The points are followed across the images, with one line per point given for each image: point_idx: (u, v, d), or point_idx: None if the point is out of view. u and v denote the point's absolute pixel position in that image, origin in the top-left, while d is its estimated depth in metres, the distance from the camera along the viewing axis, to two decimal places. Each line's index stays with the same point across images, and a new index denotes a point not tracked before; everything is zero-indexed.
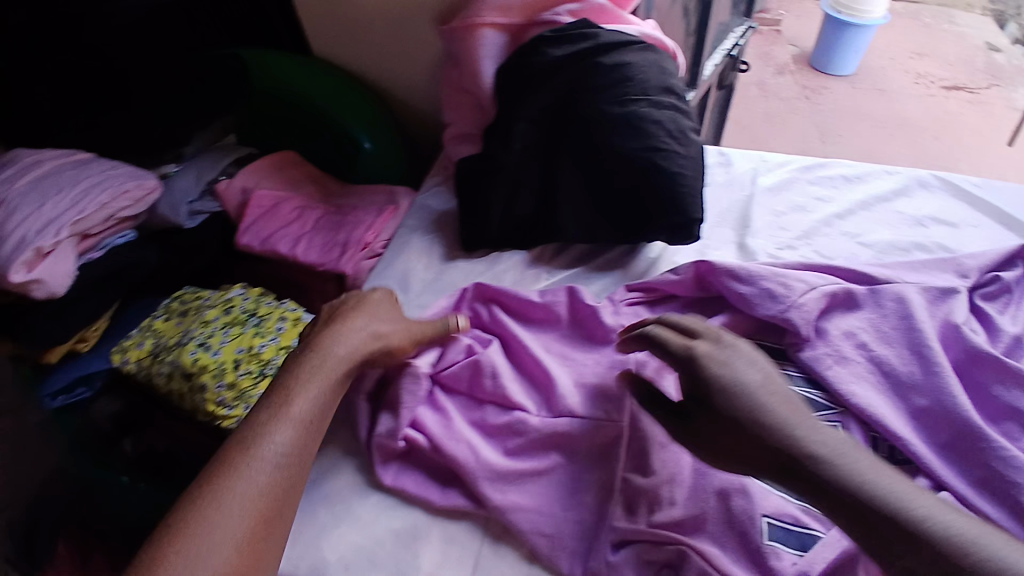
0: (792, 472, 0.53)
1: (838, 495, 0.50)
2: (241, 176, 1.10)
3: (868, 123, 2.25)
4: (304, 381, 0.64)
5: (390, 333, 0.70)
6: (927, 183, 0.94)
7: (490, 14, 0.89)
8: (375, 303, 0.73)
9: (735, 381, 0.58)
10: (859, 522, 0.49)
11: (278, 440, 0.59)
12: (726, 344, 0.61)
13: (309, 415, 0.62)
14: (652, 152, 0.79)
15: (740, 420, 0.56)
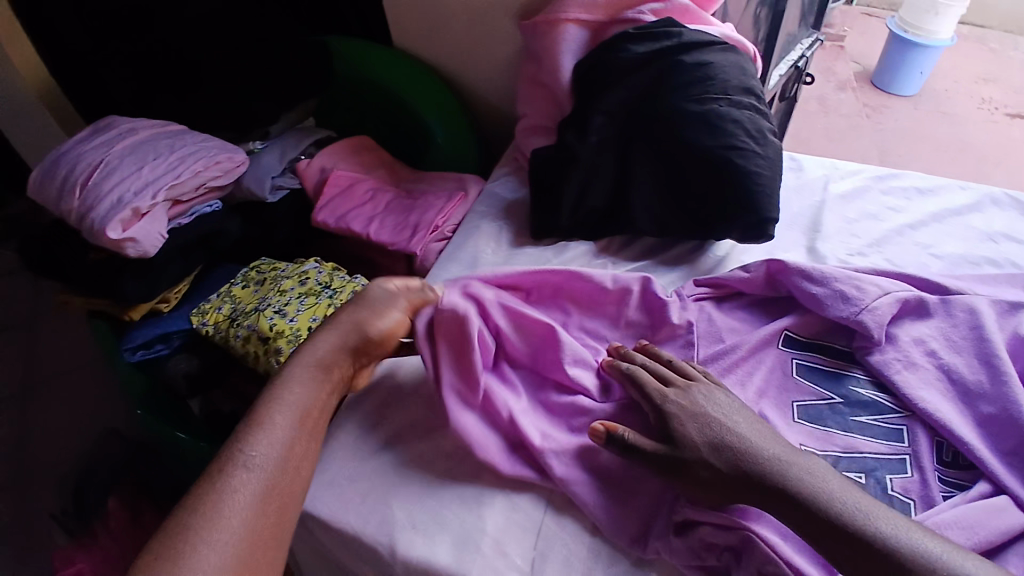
0: (767, 490, 0.56)
1: (810, 518, 0.54)
2: (321, 156, 1.16)
3: (931, 144, 2.18)
4: (287, 394, 0.63)
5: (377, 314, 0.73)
6: (999, 202, 0.92)
7: (575, 10, 0.92)
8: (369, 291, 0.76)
9: (701, 419, 0.62)
10: (838, 539, 0.53)
11: (263, 449, 0.59)
12: (693, 392, 0.65)
13: (293, 425, 0.62)
14: (730, 150, 0.80)
15: (713, 448, 0.59)
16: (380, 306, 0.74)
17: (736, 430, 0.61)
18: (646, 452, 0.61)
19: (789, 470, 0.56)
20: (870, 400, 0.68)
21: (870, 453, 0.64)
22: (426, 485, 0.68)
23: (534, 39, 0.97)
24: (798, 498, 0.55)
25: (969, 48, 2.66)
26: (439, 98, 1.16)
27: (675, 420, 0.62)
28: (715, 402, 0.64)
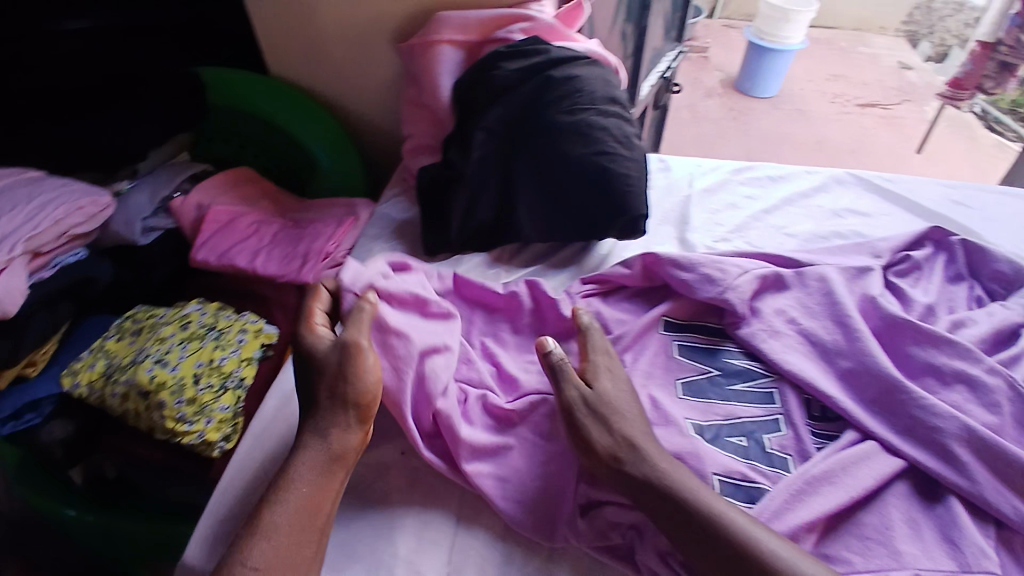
0: (638, 488, 0.59)
1: (669, 514, 0.57)
2: (197, 192, 1.10)
3: (789, 140, 2.42)
4: (297, 472, 0.61)
5: (337, 363, 0.67)
6: (843, 180, 1.04)
7: (448, 32, 0.95)
8: (318, 346, 0.70)
9: (613, 380, 0.68)
10: (689, 542, 0.56)
11: (275, 526, 0.58)
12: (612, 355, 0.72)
13: (297, 511, 0.59)
14: (601, 156, 0.85)
15: (615, 428, 0.63)
16: (337, 354, 0.68)
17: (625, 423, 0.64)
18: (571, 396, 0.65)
19: (664, 471, 0.59)
20: (742, 369, 0.74)
21: (748, 418, 0.70)
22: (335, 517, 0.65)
23: (414, 60, 0.98)
24: (667, 494, 0.58)
25: (815, 53, 3.00)
26: (322, 124, 1.15)
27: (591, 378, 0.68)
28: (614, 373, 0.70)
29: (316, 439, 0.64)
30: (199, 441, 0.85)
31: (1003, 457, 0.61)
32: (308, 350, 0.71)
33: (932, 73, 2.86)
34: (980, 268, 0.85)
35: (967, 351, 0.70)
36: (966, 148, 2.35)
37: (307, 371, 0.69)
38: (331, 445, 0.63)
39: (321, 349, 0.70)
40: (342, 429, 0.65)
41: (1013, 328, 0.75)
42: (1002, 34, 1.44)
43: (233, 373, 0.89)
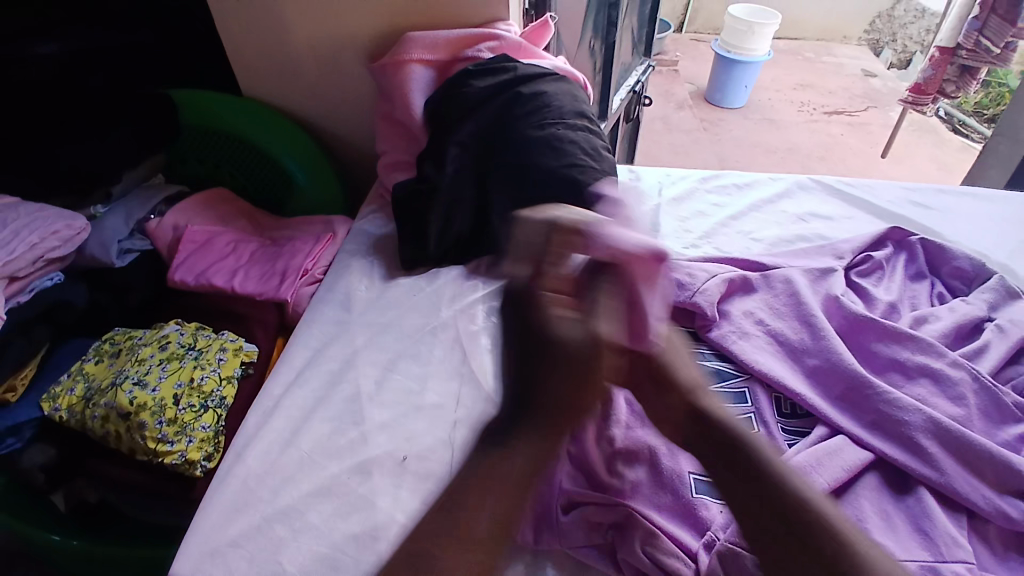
0: (728, 452, 0.52)
1: (740, 482, 0.52)
2: (172, 214, 1.10)
3: (760, 149, 2.48)
4: (475, 480, 0.58)
5: (585, 366, 0.50)
6: (806, 186, 1.08)
7: (418, 51, 0.98)
8: (551, 297, 0.50)
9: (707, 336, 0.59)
10: (753, 511, 0.50)
11: (455, 542, 0.57)
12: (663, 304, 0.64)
13: (489, 524, 0.57)
14: (570, 167, 0.88)
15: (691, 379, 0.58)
16: (581, 347, 0.50)
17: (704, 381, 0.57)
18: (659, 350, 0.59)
19: (733, 416, 0.53)
20: (713, 370, 0.77)
21: None
22: (316, 531, 0.65)
23: (386, 79, 1.01)
24: (748, 459, 0.52)
25: (782, 64, 3.10)
26: (298, 143, 1.17)
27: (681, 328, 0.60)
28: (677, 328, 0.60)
29: (503, 449, 0.57)
30: (180, 461, 0.84)
31: (965, 443, 0.65)
32: (534, 300, 0.50)
33: (896, 79, 2.97)
34: (940, 265, 0.89)
35: (927, 346, 0.73)
36: (930, 151, 2.44)
37: (532, 330, 0.51)
38: (523, 460, 0.55)
39: (565, 324, 0.50)
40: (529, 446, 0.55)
41: (974, 322, 0.78)
42: (960, 39, 1.51)
43: (214, 393, 0.88)
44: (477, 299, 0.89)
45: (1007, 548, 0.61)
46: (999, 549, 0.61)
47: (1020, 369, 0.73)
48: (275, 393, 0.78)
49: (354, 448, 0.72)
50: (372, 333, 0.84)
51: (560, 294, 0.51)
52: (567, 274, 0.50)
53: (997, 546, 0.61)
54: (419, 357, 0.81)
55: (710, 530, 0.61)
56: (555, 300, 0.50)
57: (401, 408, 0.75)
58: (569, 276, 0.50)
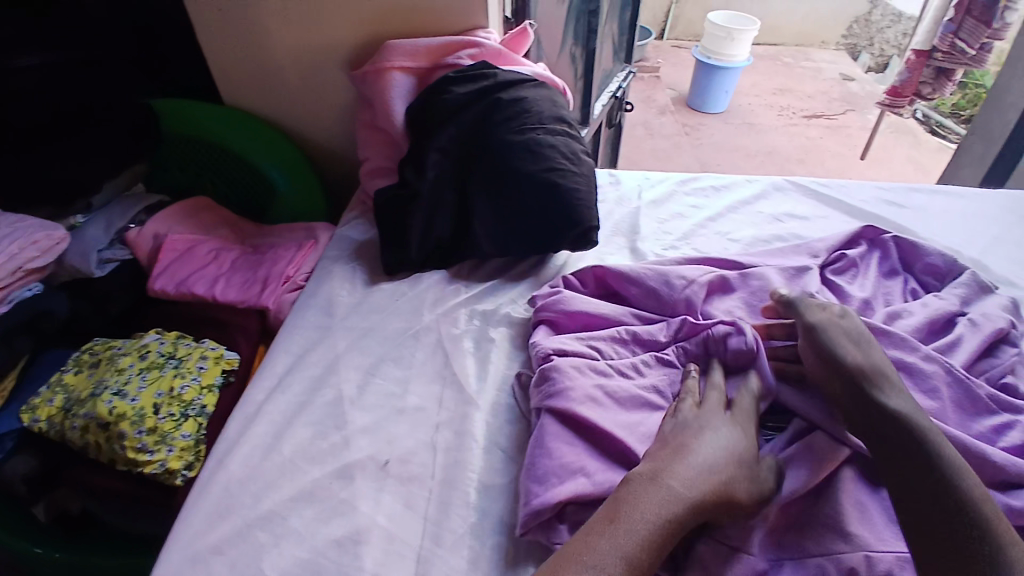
0: (861, 416, 0.62)
1: (895, 446, 0.58)
2: (153, 222, 1.10)
3: (741, 152, 2.52)
4: (638, 502, 0.56)
5: (744, 477, 0.59)
6: (782, 187, 1.10)
7: (398, 58, 0.98)
8: (716, 421, 0.64)
9: (858, 326, 0.70)
10: (900, 471, 0.56)
11: (610, 562, 0.52)
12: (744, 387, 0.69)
13: (642, 551, 0.53)
14: (550, 172, 0.89)
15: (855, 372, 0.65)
16: (733, 453, 0.61)
17: (879, 357, 0.67)
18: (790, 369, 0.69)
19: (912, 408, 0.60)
20: None
21: None
22: (298, 536, 0.64)
23: (367, 86, 1.01)
24: (892, 419, 0.60)
25: (761, 70, 3.16)
26: (279, 150, 1.16)
27: (844, 318, 0.71)
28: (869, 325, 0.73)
29: (653, 486, 0.57)
30: (161, 470, 0.84)
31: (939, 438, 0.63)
32: (688, 420, 0.64)
33: (873, 83, 3.03)
34: (913, 262, 0.90)
35: (899, 341, 0.73)
36: (908, 152, 2.49)
37: (688, 432, 0.63)
38: (691, 500, 0.56)
39: (710, 436, 0.62)
40: (701, 489, 0.57)
41: (946, 316, 0.78)
42: (935, 42, 1.55)
43: (194, 401, 0.88)
44: (458, 303, 0.89)
45: None
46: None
47: (993, 362, 0.74)
48: (257, 399, 0.78)
49: (335, 452, 0.71)
50: (354, 338, 0.84)
51: (746, 425, 0.65)
52: (743, 413, 0.66)
53: None
54: (401, 361, 0.81)
55: (691, 524, 0.60)
56: (717, 423, 0.64)
57: (383, 411, 0.76)
58: (739, 413, 0.66)
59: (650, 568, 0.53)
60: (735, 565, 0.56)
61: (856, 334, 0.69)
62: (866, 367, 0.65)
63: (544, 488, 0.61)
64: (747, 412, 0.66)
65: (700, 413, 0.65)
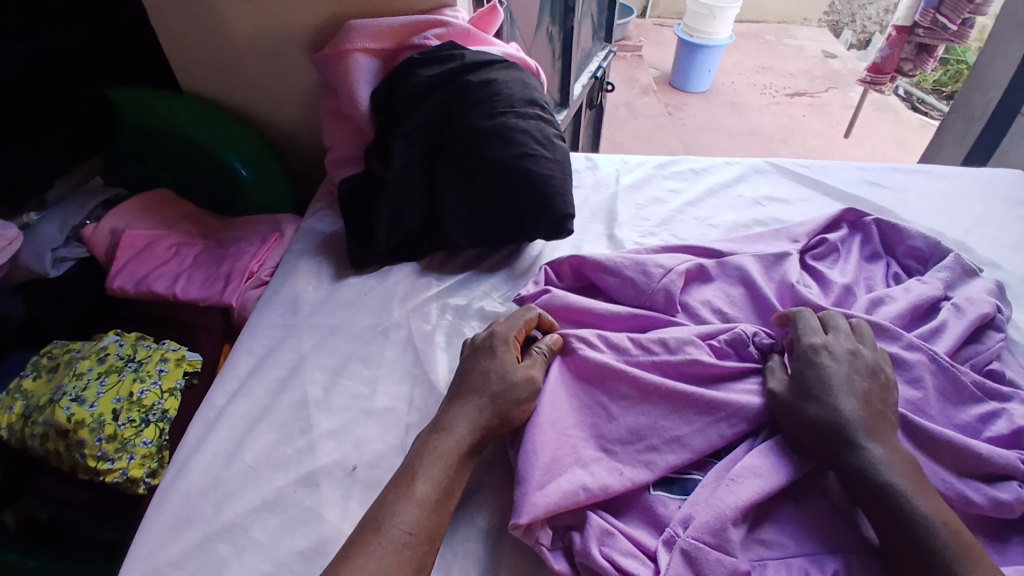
0: (821, 438, 0.57)
1: (875, 507, 0.53)
2: (109, 218, 1.05)
3: (724, 132, 2.48)
4: (428, 454, 0.59)
5: (511, 396, 0.63)
6: (761, 169, 1.07)
7: (361, 40, 0.93)
8: (486, 342, 0.67)
9: (832, 369, 0.61)
10: (885, 527, 0.52)
11: (411, 518, 0.54)
12: (802, 351, 0.64)
13: (436, 489, 0.56)
14: (522, 158, 0.85)
15: (823, 404, 0.59)
16: (501, 375, 0.64)
17: (850, 407, 0.58)
18: (774, 391, 0.63)
19: (881, 442, 0.56)
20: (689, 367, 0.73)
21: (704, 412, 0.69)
22: (261, 547, 0.61)
23: (329, 70, 0.96)
24: (871, 481, 0.54)
25: (743, 48, 3.12)
26: (240, 137, 1.10)
27: (815, 357, 0.62)
28: (857, 359, 0.62)
29: (438, 434, 0.60)
30: (123, 479, 0.81)
31: (925, 433, 0.61)
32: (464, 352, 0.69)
33: (855, 60, 3.01)
34: (895, 245, 0.87)
35: (884, 329, 0.70)
36: (890, 129, 2.48)
37: (464, 368, 0.66)
38: (465, 436, 0.60)
39: (479, 364, 0.65)
40: (473, 421, 0.61)
41: (930, 302, 0.76)
42: (916, 17, 1.52)
43: (155, 406, 0.85)
44: (430, 297, 0.86)
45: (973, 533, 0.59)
46: None
47: (978, 348, 0.72)
48: (218, 404, 0.74)
49: (301, 458, 0.68)
50: (320, 336, 0.81)
51: (512, 341, 0.67)
52: (505, 325, 0.69)
53: None
54: (369, 360, 0.78)
55: (669, 525, 0.57)
56: (484, 345, 0.67)
57: (351, 413, 0.72)
58: (502, 328, 0.69)
59: (440, 516, 0.56)
60: (716, 566, 0.53)
61: (814, 382, 0.60)
62: (836, 424, 0.57)
63: (547, 479, 0.58)
64: (511, 325, 0.69)
65: (473, 340, 0.69)
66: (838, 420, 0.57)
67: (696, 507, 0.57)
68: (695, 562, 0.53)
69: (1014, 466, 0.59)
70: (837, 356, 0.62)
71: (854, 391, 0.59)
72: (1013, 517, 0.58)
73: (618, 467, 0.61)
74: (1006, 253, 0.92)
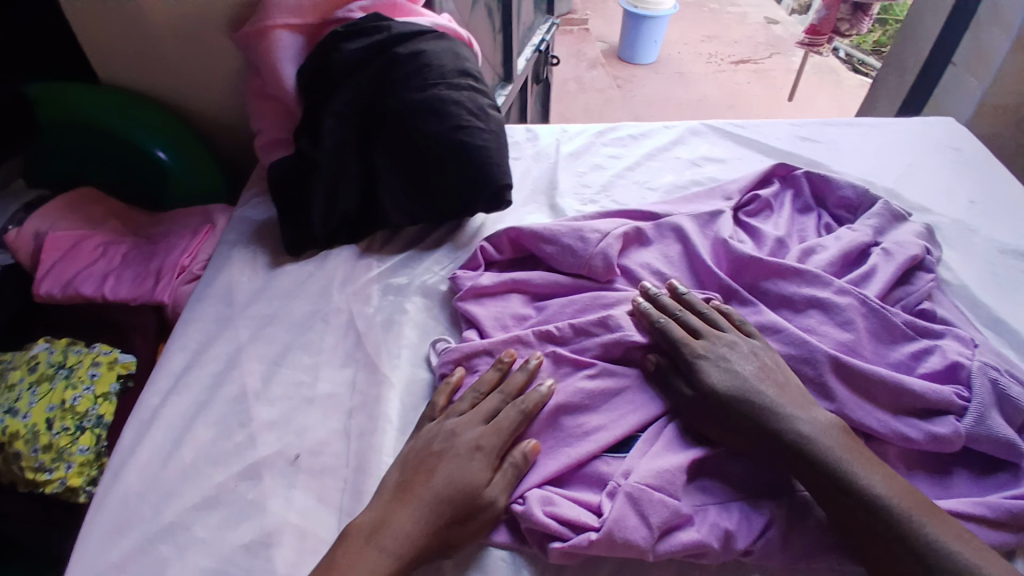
0: (746, 429, 0.57)
1: (816, 483, 0.54)
2: (32, 220, 0.99)
3: (672, 102, 2.50)
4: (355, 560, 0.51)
5: (470, 510, 0.54)
6: (699, 131, 1.07)
7: (281, 15, 0.89)
8: (464, 443, 0.58)
9: (723, 369, 0.60)
10: (832, 501, 0.53)
11: None
12: (698, 355, 0.62)
13: None
14: (455, 129, 0.83)
15: (736, 407, 0.58)
16: (466, 488, 0.55)
17: (763, 395, 0.58)
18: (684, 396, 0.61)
19: (808, 418, 0.56)
20: None
21: None
22: (204, 545, 0.59)
23: (252, 50, 0.92)
24: (808, 455, 0.54)
25: (688, 18, 3.13)
26: (163, 122, 1.05)
27: (698, 365, 0.61)
28: (739, 348, 0.62)
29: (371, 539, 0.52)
30: (62, 489, 0.78)
31: (863, 375, 0.62)
32: (430, 440, 0.59)
33: (797, 25, 3.05)
34: (826, 197, 0.89)
35: (815, 277, 0.71)
36: (831, 91, 2.53)
37: (424, 457, 0.57)
38: (399, 558, 0.51)
39: (446, 464, 0.56)
40: (415, 538, 0.52)
41: (860, 248, 0.78)
42: None
43: (90, 412, 0.81)
44: (370, 279, 0.83)
45: (910, 466, 0.61)
46: (903, 468, 0.61)
47: (908, 289, 0.74)
48: (152, 404, 0.71)
49: (240, 452, 0.66)
50: (257, 326, 0.78)
51: (494, 446, 0.58)
52: (495, 432, 0.59)
53: (899, 466, 0.61)
54: (309, 347, 0.75)
55: (612, 480, 0.57)
56: (457, 444, 0.58)
57: (291, 402, 0.70)
58: (490, 436, 0.58)
59: None
60: (659, 507, 0.53)
61: (709, 388, 0.59)
62: (759, 410, 0.57)
63: None
64: (499, 433, 0.59)
65: (450, 434, 0.59)
66: (755, 412, 0.57)
67: (637, 461, 0.58)
68: (639, 504, 0.54)
69: (950, 401, 0.61)
70: (717, 358, 0.61)
71: (761, 379, 0.59)
72: (953, 450, 0.60)
73: (563, 450, 0.60)
74: (935, 199, 0.94)
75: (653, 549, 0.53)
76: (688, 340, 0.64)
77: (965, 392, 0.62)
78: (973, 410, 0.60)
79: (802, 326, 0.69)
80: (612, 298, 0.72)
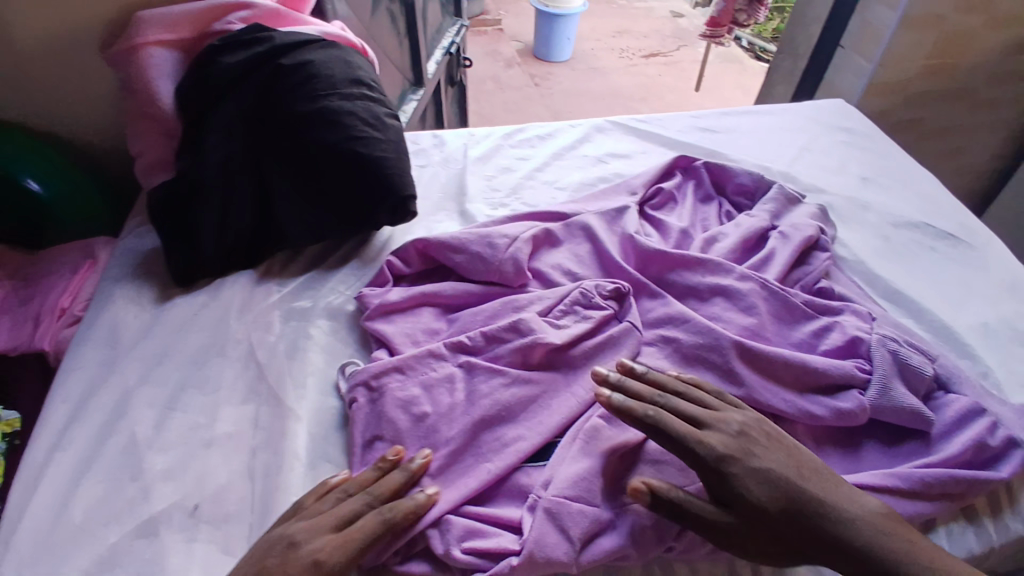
0: (803, 539, 0.51)
1: None
2: None
3: (589, 97, 2.53)
4: None
5: None
6: (604, 127, 1.08)
7: (153, 31, 0.82)
8: (304, 556, 0.49)
9: (758, 472, 0.52)
10: None
11: None
12: (722, 459, 0.53)
13: None
14: (350, 141, 0.80)
15: (788, 519, 0.51)
16: None
17: (811, 495, 0.52)
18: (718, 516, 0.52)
19: (860, 515, 0.52)
20: None
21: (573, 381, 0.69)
22: None
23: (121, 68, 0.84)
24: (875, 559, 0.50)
25: (598, 14, 3.19)
26: (31, 151, 0.94)
27: (731, 473, 0.52)
28: (750, 431, 0.55)
29: None
30: None
31: (768, 359, 0.64)
32: (268, 551, 0.50)
33: (701, 17, 3.17)
34: (725, 184, 0.91)
35: (717, 265, 0.73)
36: (737, 79, 2.64)
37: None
38: None
39: None
40: None
41: (759, 233, 0.80)
42: None
43: None
44: (271, 305, 0.79)
45: (821, 442, 0.63)
46: (813, 445, 0.63)
47: (806, 269, 0.77)
48: (26, 467, 0.64)
49: (132, 508, 0.60)
50: (146, 368, 0.72)
51: (340, 560, 0.49)
52: (345, 545, 0.50)
53: (811, 443, 0.63)
54: (205, 385, 0.70)
55: (532, 492, 0.56)
56: (298, 557, 0.49)
57: (187, 448, 0.64)
58: (340, 549, 0.49)
59: None
60: (578, 517, 0.53)
61: (758, 503, 0.51)
62: (813, 515, 0.51)
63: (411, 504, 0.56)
64: (351, 546, 0.50)
65: (290, 544, 0.50)
66: (810, 520, 0.51)
67: (556, 470, 0.57)
68: (559, 518, 0.53)
69: (852, 375, 0.63)
70: (746, 460, 0.53)
71: (793, 472, 0.53)
72: (862, 424, 0.63)
73: (483, 465, 0.58)
74: (828, 179, 0.99)
75: (575, 561, 0.52)
76: (695, 436, 0.54)
77: (864, 365, 0.65)
78: (875, 382, 0.63)
79: (710, 315, 0.70)
80: (523, 301, 0.71)
